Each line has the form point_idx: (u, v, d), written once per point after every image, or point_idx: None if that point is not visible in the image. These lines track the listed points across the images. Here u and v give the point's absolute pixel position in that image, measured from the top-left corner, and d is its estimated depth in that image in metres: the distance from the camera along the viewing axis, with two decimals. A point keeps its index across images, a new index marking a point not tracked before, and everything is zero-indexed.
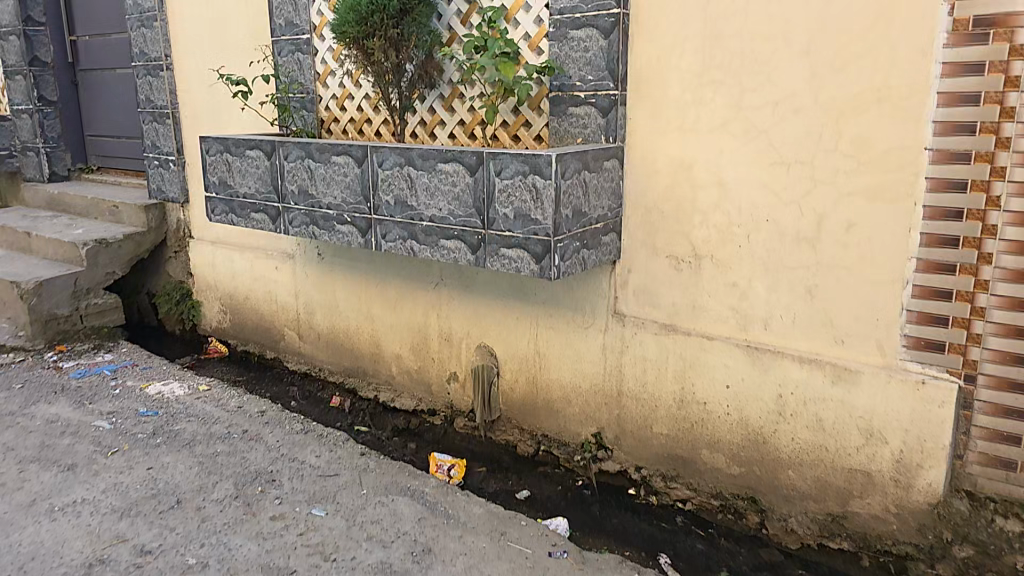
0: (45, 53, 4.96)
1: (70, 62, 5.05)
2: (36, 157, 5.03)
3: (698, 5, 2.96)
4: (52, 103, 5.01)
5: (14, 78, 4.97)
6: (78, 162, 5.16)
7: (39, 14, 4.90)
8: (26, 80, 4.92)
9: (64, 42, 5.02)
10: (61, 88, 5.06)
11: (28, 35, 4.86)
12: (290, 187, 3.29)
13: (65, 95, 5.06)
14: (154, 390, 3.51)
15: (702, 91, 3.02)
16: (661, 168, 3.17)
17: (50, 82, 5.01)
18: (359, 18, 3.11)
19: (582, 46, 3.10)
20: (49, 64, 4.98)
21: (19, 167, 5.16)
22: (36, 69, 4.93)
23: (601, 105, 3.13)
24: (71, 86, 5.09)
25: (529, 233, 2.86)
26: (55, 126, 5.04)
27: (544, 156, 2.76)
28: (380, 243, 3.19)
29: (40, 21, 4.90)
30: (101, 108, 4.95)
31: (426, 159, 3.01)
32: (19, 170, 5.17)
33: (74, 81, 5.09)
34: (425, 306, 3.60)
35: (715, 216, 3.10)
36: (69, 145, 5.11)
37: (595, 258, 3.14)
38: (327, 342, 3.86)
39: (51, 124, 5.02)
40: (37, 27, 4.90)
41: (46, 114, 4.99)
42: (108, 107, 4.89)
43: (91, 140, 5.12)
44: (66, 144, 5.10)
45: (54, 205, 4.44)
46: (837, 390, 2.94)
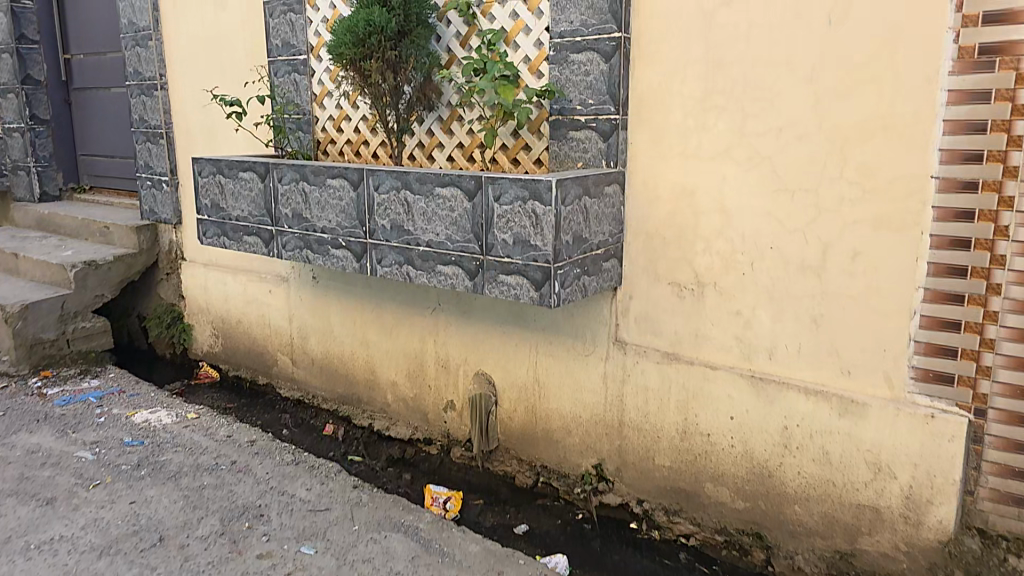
0: (38, 71, 4.91)
1: (64, 81, 5.01)
2: (26, 176, 4.96)
3: (700, 30, 2.92)
4: (44, 121, 4.96)
5: (6, 96, 4.92)
6: (70, 181, 5.10)
7: (33, 33, 4.86)
8: (18, 99, 4.87)
9: (57, 60, 4.98)
10: (54, 106, 5.01)
11: (21, 53, 4.82)
12: (284, 210, 3.21)
13: (58, 113, 5.01)
14: (140, 419, 3.40)
15: (704, 116, 2.97)
16: (663, 193, 3.11)
17: (43, 100, 4.96)
18: (356, 40, 3.06)
19: (582, 70, 3.06)
20: (42, 83, 4.93)
21: (9, 185, 5.09)
22: (28, 87, 4.88)
23: (601, 129, 3.07)
24: (64, 105, 5.04)
25: (529, 260, 2.79)
26: (47, 144, 4.97)
27: (543, 182, 2.69)
28: (375, 268, 3.11)
29: (33, 40, 4.86)
30: (93, 127, 4.90)
31: (423, 183, 2.94)
32: (9, 189, 5.09)
33: (67, 99, 5.04)
34: (422, 331, 3.51)
35: (718, 242, 3.03)
36: (60, 164, 5.04)
37: (596, 285, 3.07)
38: (321, 367, 3.76)
39: (43, 143, 4.95)
40: (30, 45, 4.86)
41: (38, 133, 4.93)
42: (100, 126, 4.83)
43: (84, 159, 5.06)
44: (58, 163, 5.03)
45: (44, 225, 4.35)
46: (844, 423, 2.85)
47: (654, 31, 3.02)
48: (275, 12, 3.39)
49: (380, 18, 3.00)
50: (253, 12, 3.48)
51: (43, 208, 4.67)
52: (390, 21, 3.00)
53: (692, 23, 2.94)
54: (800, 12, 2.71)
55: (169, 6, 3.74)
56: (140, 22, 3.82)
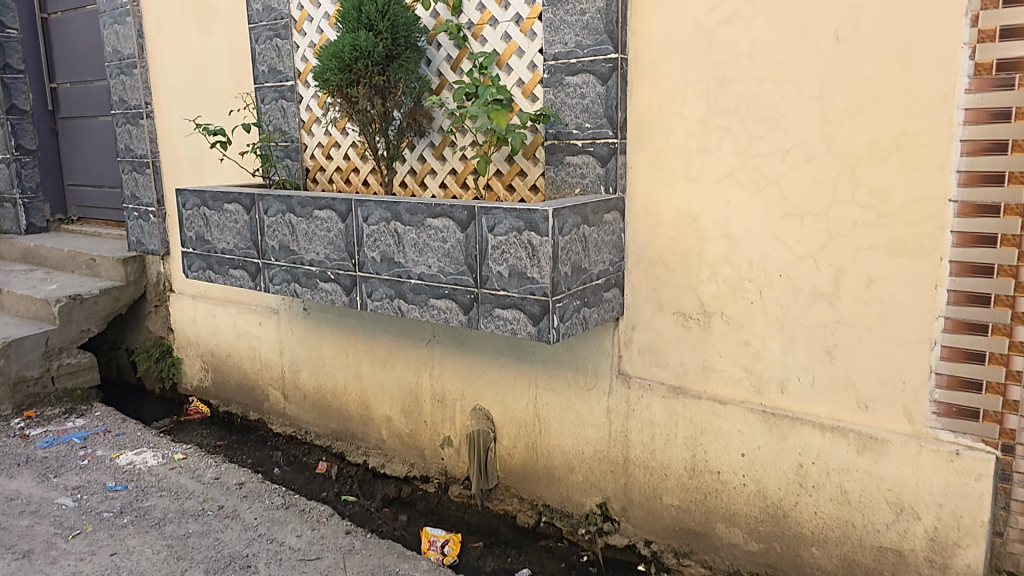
0: (23, 101, 4.85)
1: (50, 110, 4.95)
2: (12, 207, 4.88)
3: (700, 48, 2.79)
4: (30, 151, 4.90)
5: None
6: (57, 213, 5.03)
7: (18, 62, 4.80)
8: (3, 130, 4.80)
9: (43, 90, 4.92)
10: (40, 136, 4.95)
11: (6, 83, 4.76)
12: (271, 243, 3.09)
13: (45, 143, 4.95)
14: (124, 461, 3.27)
15: (706, 138, 2.83)
16: (665, 218, 2.97)
17: (29, 130, 4.90)
18: (343, 65, 2.95)
19: (578, 93, 2.93)
20: (27, 112, 4.87)
21: None
22: (14, 117, 4.81)
23: (599, 153, 2.94)
24: (51, 134, 4.98)
25: (526, 293, 2.65)
26: (33, 175, 4.91)
27: (540, 212, 2.55)
28: (365, 301, 2.98)
29: (18, 69, 4.80)
30: (81, 156, 4.82)
31: (414, 214, 2.81)
32: None
33: (54, 129, 4.98)
34: (416, 364, 3.38)
35: (724, 270, 2.88)
36: (48, 195, 4.98)
37: (597, 317, 2.92)
38: (313, 402, 3.63)
39: (29, 174, 4.89)
40: (15, 74, 4.80)
41: (24, 163, 4.87)
42: (88, 155, 4.76)
43: (71, 189, 4.99)
44: (45, 195, 4.97)
45: (31, 257, 4.26)
46: (863, 461, 2.68)
47: (652, 50, 2.89)
48: (261, 38, 3.29)
49: (366, 43, 2.89)
50: (239, 38, 3.39)
51: (30, 240, 4.58)
52: (377, 45, 2.88)
53: (691, 42, 2.81)
54: (805, 28, 2.58)
55: (153, 33, 3.65)
56: (124, 50, 3.74)
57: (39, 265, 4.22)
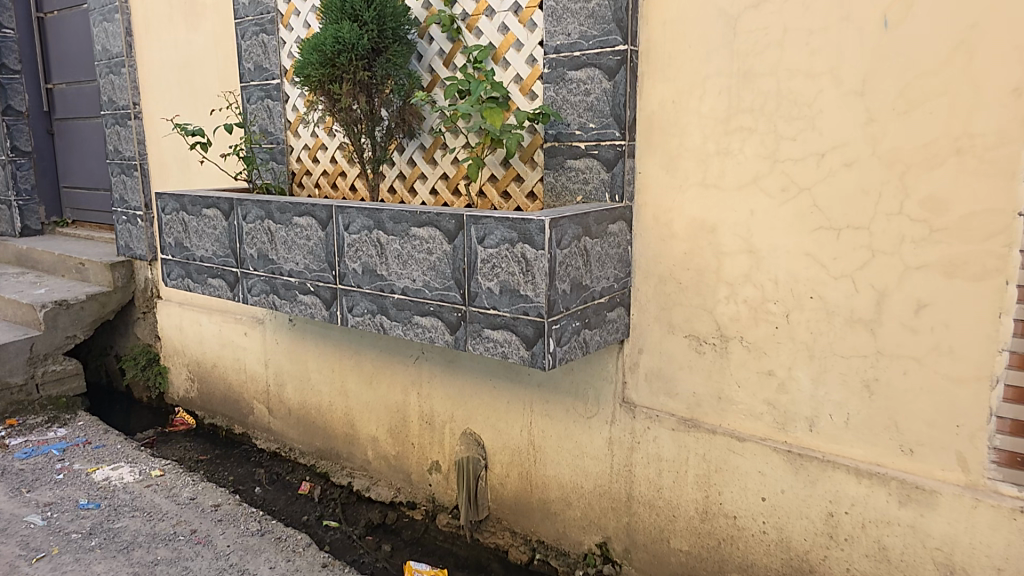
0: (19, 102, 4.82)
1: (46, 111, 4.91)
2: (8, 210, 4.86)
3: (722, 38, 2.45)
4: (26, 153, 4.87)
5: None
6: (53, 216, 5.00)
7: (14, 62, 4.78)
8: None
9: (40, 91, 4.88)
10: (37, 137, 4.91)
11: (2, 84, 4.73)
12: (249, 251, 2.79)
13: (41, 145, 4.92)
14: (101, 476, 2.95)
15: (727, 139, 2.49)
16: (679, 229, 2.63)
17: (25, 131, 4.87)
18: (324, 60, 2.72)
19: (582, 89, 2.63)
20: (23, 113, 4.84)
21: None
22: (9, 118, 4.79)
23: (604, 156, 2.64)
24: (46, 136, 4.94)
25: (518, 312, 2.32)
26: (29, 177, 4.88)
27: (535, 221, 2.22)
28: (346, 317, 2.65)
29: (14, 70, 4.78)
30: (76, 158, 4.77)
31: (398, 222, 2.47)
32: None
33: (50, 130, 4.95)
34: (404, 383, 3.14)
35: (745, 289, 2.54)
36: (43, 198, 4.95)
37: (599, 340, 2.59)
38: (298, 418, 3.43)
39: (24, 176, 4.86)
40: (10, 75, 4.77)
41: (19, 165, 4.85)
42: (83, 157, 4.71)
43: (67, 191, 4.96)
44: (41, 197, 4.95)
45: (23, 260, 4.19)
46: (906, 513, 2.30)
47: (666, 41, 2.57)
48: (247, 34, 3.10)
49: (350, 35, 2.64)
50: (224, 34, 3.21)
51: (25, 242, 4.54)
52: (362, 37, 2.64)
53: (711, 31, 2.47)
54: (846, 12, 2.21)
55: (141, 31, 3.51)
56: (113, 48, 3.61)
57: (31, 269, 4.15)
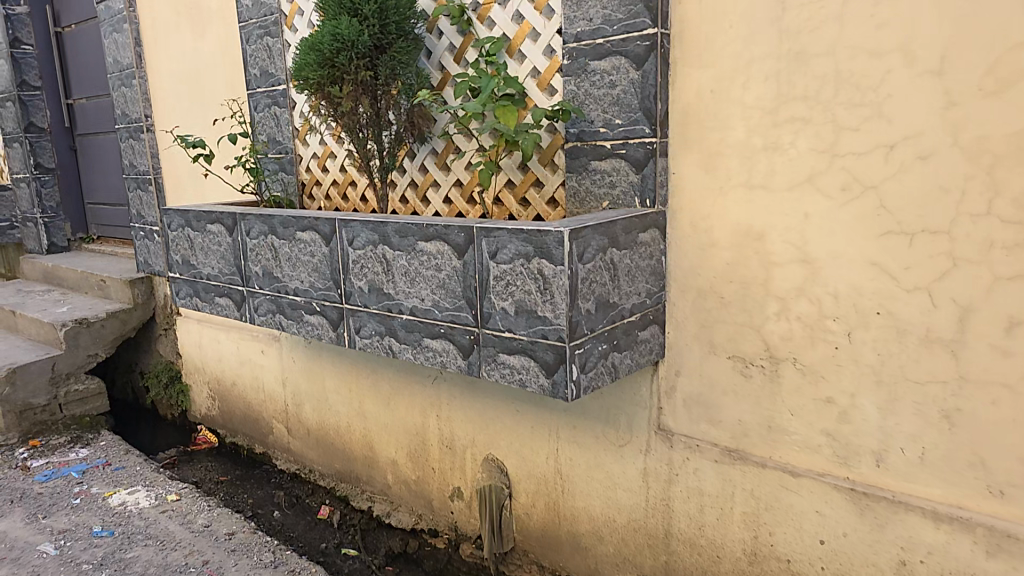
0: (41, 118, 4.89)
1: (68, 127, 4.97)
2: (35, 228, 4.96)
3: (768, 16, 2.14)
4: (50, 170, 4.94)
5: (14, 146, 4.93)
6: (78, 232, 5.08)
7: (35, 79, 4.84)
8: (23, 148, 4.87)
9: (60, 107, 4.94)
10: (59, 154, 4.98)
11: (23, 100, 4.79)
12: (254, 268, 2.62)
13: (64, 161, 4.99)
14: (117, 501, 2.83)
15: (776, 132, 2.18)
16: (720, 236, 2.33)
17: (48, 148, 4.94)
18: (322, 59, 2.54)
19: (606, 81, 2.37)
20: (45, 129, 4.91)
21: (23, 237, 5.13)
22: (32, 135, 4.86)
23: (633, 156, 2.37)
24: (69, 152, 5.01)
25: (536, 336, 2.01)
26: (53, 194, 4.95)
27: (552, 232, 1.92)
28: (353, 338, 2.43)
29: (35, 86, 4.84)
30: (98, 173, 4.81)
31: (404, 236, 2.22)
32: (23, 240, 5.14)
33: (72, 145, 5.01)
34: (423, 404, 2.96)
35: (799, 304, 2.21)
36: (68, 214, 5.04)
37: (630, 364, 2.29)
38: (317, 438, 3.32)
39: (49, 193, 4.94)
40: (32, 91, 4.83)
41: (44, 182, 4.92)
42: (106, 173, 4.75)
43: (91, 208, 5.02)
44: (66, 214, 5.03)
45: (51, 277, 4.23)
46: (997, 566, 1.95)
47: (703, 22, 2.27)
48: (252, 38, 2.97)
49: (348, 31, 2.46)
50: (230, 40, 3.11)
51: (52, 258, 4.61)
52: (362, 33, 2.46)
53: (755, 8, 2.16)
54: None
55: (150, 40, 3.45)
56: (123, 59, 3.55)
57: (57, 286, 4.19)
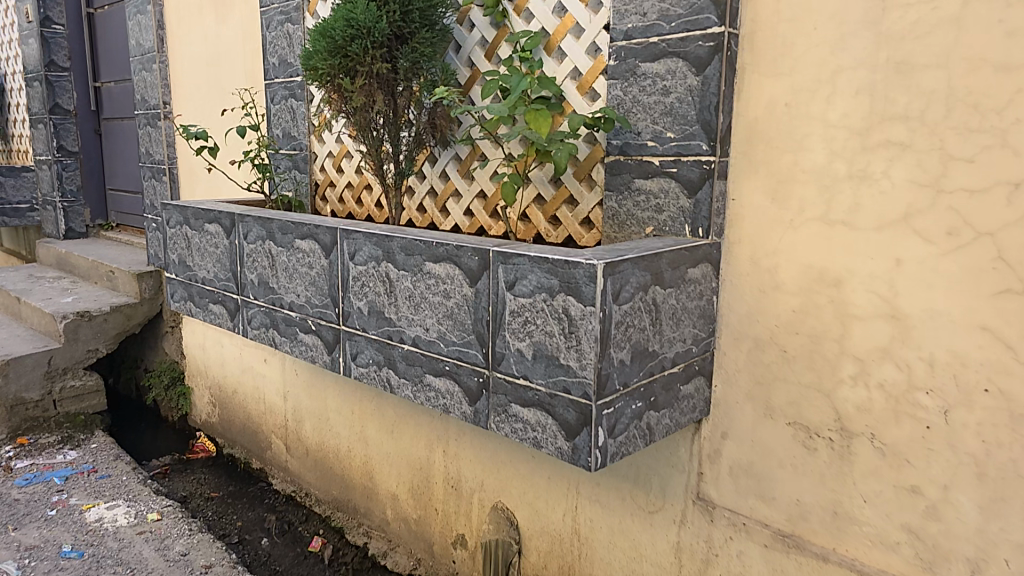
0: (67, 100, 4.85)
1: (93, 110, 4.94)
2: (54, 211, 4.92)
3: (862, 16, 1.76)
4: (72, 153, 4.90)
5: (39, 127, 4.92)
6: (97, 218, 5.03)
7: (63, 59, 4.81)
8: (47, 130, 4.83)
9: (87, 89, 4.90)
10: (84, 137, 4.95)
11: (51, 81, 4.77)
12: (250, 276, 2.36)
13: (88, 145, 4.96)
14: (93, 517, 2.62)
15: (865, 158, 1.79)
16: (786, 279, 1.96)
17: (72, 130, 4.90)
18: (333, 47, 2.29)
19: (658, 87, 2.03)
20: (71, 112, 4.87)
21: (43, 219, 5.11)
22: (57, 117, 4.82)
23: (686, 176, 2.01)
24: (93, 135, 4.98)
25: (556, 388, 1.67)
26: (74, 178, 4.91)
27: (583, 266, 1.58)
28: (349, 365, 2.14)
29: (63, 67, 4.81)
30: (120, 160, 4.76)
31: (409, 254, 1.92)
32: (43, 223, 5.12)
33: (97, 129, 4.97)
34: (429, 438, 2.66)
35: (881, 369, 1.81)
36: (88, 200, 4.99)
37: (668, 425, 1.93)
38: (316, 460, 3.07)
39: (70, 176, 4.89)
40: (60, 73, 4.81)
41: (66, 165, 4.88)
42: (130, 160, 4.69)
43: (112, 194, 4.97)
44: (86, 199, 4.98)
45: (64, 264, 4.18)
46: None
47: (779, 24, 1.91)
48: (272, 24, 2.77)
49: (365, 16, 2.21)
50: (250, 27, 2.94)
51: (69, 244, 4.56)
52: (380, 20, 2.22)
53: (847, 7, 1.79)
54: None
55: (175, 25, 3.32)
56: (145, 42, 3.44)
57: (68, 273, 4.12)
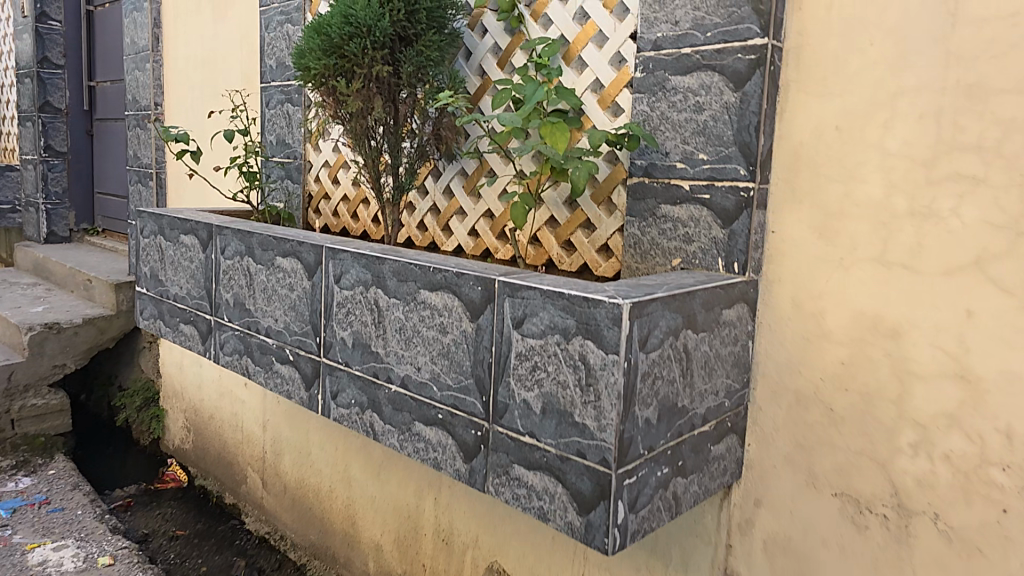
0: (58, 98, 4.69)
1: (86, 110, 4.79)
2: (37, 213, 4.73)
3: (926, 32, 1.52)
4: (60, 153, 4.73)
5: (26, 125, 4.74)
6: (82, 222, 4.84)
7: (57, 56, 4.66)
8: (35, 128, 4.66)
9: (81, 88, 4.75)
10: (73, 138, 4.78)
11: (42, 78, 4.61)
12: (224, 295, 2.11)
13: (77, 145, 4.79)
14: (36, 559, 2.34)
15: (929, 193, 1.53)
16: (834, 327, 1.69)
17: (61, 130, 4.73)
18: (328, 46, 2.07)
19: (690, 103, 1.78)
20: (62, 110, 4.71)
21: (25, 221, 4.91)
22: (46, 115, 4.66)
23: (720, 204, 1.76)
24: (84, 136, 4.82)
25: (568, 450, 1.40)
26: (60, 179, 4.73)
27: (605, 306, 1.33)
28: (328, 404, 1.88)
29: (57, 64, 4.66)
30: (111, 163, 4.60)
31: (402, 280, 1.67)
32: (25, 225, 4.92)
33: (88, 130, 4.82)
34: (418, 483, 2.37)
35: (947, 439, 1.53)
36: (74, 202, 4.81)
37: (695, 492, 1.66)
38: (294, 500, 2.78)
39: (56, 177, 4.71)
40: (54, 70, 4.66)
41: (52, 166, 4.71)
42: (121, 163, 4.51)
43: (99, 198, 4.79)
44: (71, 202, 4.80)
45: (42, 271, 3.95)
46: None
47: (830, 37, 1.65)
48: (271, 24, 2.57)
49: (365, 13, 2.00)
50: (247, 26, 2.74)
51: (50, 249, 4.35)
52: (382, 18, 2.00)
53: (911, 20, 1.54)
54: None
55: (169, 23, 3.14)
56: (139, 40, 3.26)
57: (46, 280, 3.89)
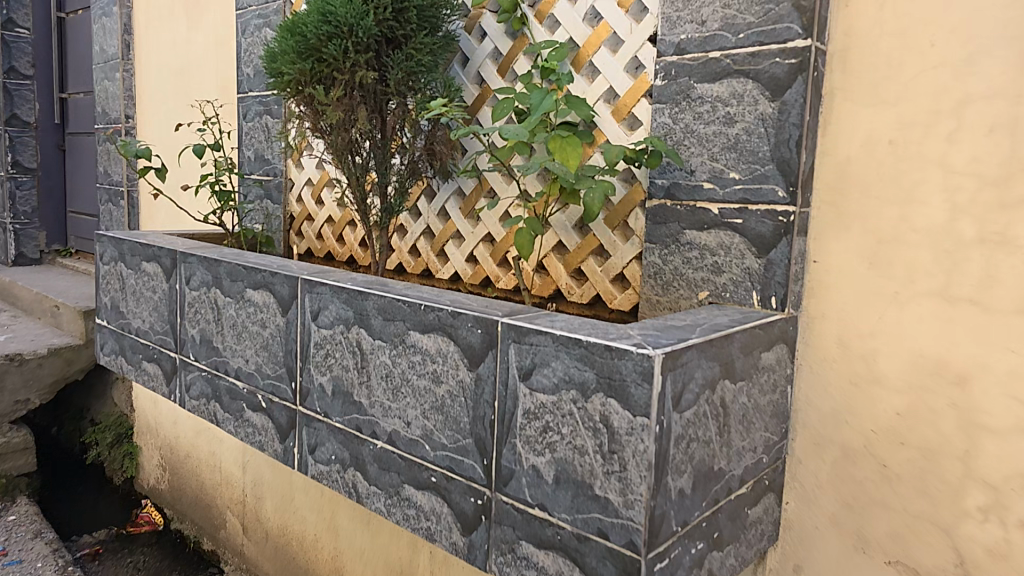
0: (26, 111, 4.52)
1: (57, 124, 4.63)
2: (4, 233, 4.55)
3: (995, 27, 1.29)
4: (29, 170, 4.54)
5: None
6: (54, 243, 4.71)
7: (26, 66, 4.49)
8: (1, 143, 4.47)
9: (51, 100, 4.60)
10: (43, 152, 4.61)
11: (9, 90, 4.43)
12: (190, 332, 1.89)
13: (46, 160, 4.62)
14: None
15: (1002, 216, 1.30)
16: (887, 371, 1.44)
17: (30, 145, 4.56)
18: (303, 48, 1.85)
19: (719, 114, 1.57)
20: (30, 124, 4.54)
21: None
22: (14, 129, 4.47)
23: (754, 229, 1.53)
24: (55, 150, 4.65)
25: (586, 528, 1.17)
26: (29, 198, 4.55)
27: (631, 357, 1.09)
28: (306, 459, 1.65)
29: (25, 74, 4.50)
30: (83, 178, 4.45)
31: (387, 320, 1.44)
32: None
33: (59, 144, 4.66)
34: (411, 535, 2.11)
35: None
36: (44, 221, 4.65)
37: (732, 566, 1.42)
38: (276, 548, 2.53)
39: (24, 194, 4.54)
40: (22, 80, 4.49)
41: (20, 183, 4.52)
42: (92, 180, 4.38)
43: (72, 217, 4.65)
44: (41, 221, 4.64)
45: (9, 295, 3.74)
46: None
47: (881, 37, 1.43)
48: (248, 29, 2.36)
49: (346, 11, 1.78)
50: (222, 31, 2.54)
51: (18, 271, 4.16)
52: (366, 16, 1.79)
53: (978, 15, 1.31)
54: None
55: (141, 30, 2.95)
56: (109, 48, 3.07)
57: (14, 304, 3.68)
